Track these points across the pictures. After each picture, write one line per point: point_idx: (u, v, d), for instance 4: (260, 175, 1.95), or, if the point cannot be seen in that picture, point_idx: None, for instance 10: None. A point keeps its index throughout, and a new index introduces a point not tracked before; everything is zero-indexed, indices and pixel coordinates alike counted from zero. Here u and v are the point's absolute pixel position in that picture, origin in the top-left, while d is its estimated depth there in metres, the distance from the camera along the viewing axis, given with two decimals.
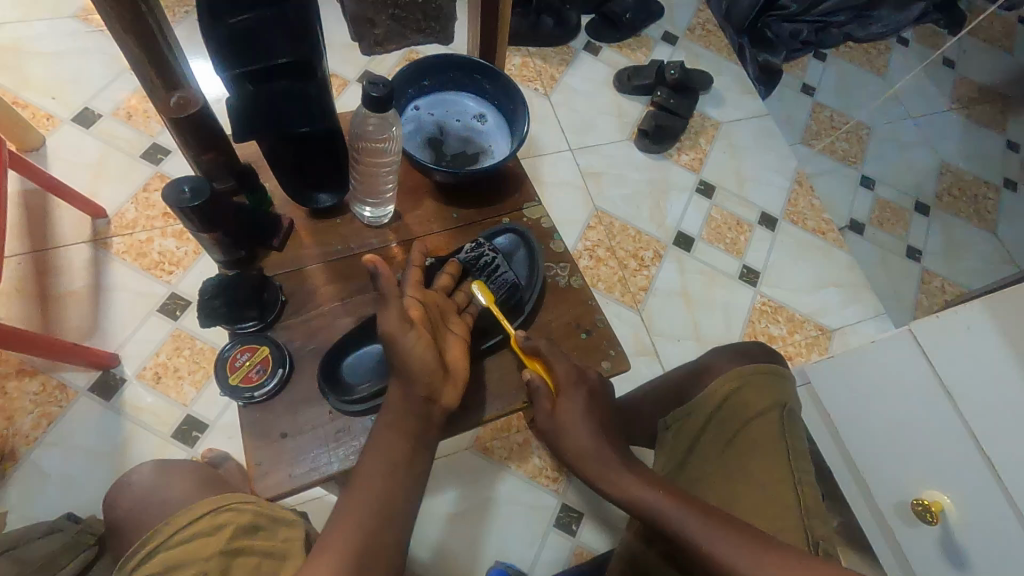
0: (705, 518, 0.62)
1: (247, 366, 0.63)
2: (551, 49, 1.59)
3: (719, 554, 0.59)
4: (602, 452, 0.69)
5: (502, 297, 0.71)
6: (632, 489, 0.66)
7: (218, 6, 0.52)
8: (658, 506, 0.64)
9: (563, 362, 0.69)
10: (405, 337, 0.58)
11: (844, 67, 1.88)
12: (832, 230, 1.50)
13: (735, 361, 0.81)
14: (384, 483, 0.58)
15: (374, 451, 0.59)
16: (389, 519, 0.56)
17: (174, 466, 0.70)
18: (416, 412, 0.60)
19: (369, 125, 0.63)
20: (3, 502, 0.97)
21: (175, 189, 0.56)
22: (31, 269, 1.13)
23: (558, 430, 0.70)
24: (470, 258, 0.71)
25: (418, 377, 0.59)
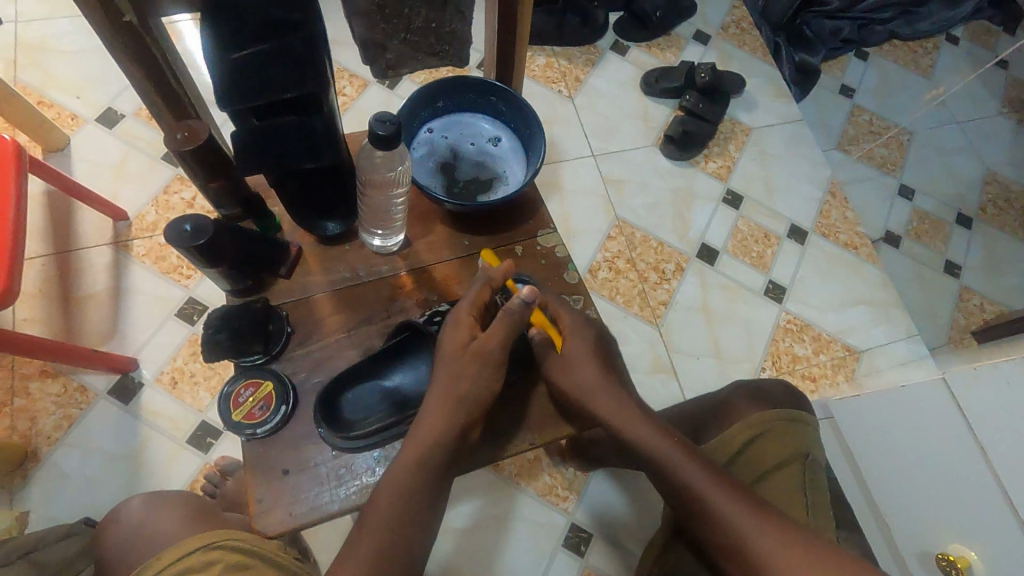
0: (729, 491, 0.63)
1: (251, 402, 0.62)
2: (577, 48, 1.54)
3: (733, 520, 0.61)
4: (608, 388, 0.68)
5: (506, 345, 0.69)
6: (654, 442, 0.66)
7: (224, 41, 0.51)
8: (675, 464, 0.65)
9: (578, 337, 0.70)
10: (469, 369, 0.61)
11: (886, 68, 1.79)
12: (865, 244, 1.44)
13: (759, 404, 0.78)
14: (399, 507, 0.57)
15: (390, 477, 0.59)
16: (388, 548, 0.56)
17: (162, 497, 0.71)
18: (446, 440, 0.60)
19: (376, 159, 0.61)
20: (25, 502, 0.99)
21: (176, 227, 0.54)
22: (55, 270, 1.15)
23: (564, 369, 0.68)
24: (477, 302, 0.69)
25: (463, 410, 0.60)
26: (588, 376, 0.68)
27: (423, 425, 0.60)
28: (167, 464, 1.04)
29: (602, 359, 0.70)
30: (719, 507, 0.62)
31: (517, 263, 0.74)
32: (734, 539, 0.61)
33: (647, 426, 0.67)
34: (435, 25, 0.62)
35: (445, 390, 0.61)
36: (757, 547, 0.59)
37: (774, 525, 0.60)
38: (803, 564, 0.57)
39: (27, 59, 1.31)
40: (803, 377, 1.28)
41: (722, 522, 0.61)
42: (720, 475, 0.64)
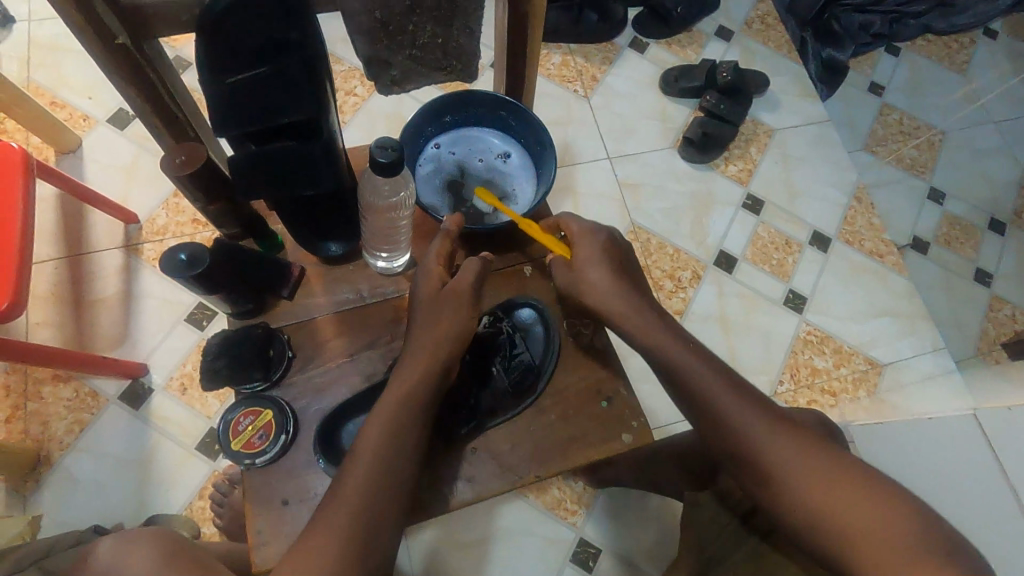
0: (749, 405, 0.62)
1: (250, 431, 0.60)
2: (594, 45, 1.49)
3: (749, 430, 0.60)
4: (623, 290, 0.66)
5: (513, 380, 0.65)
6: (663, 345, 0.65)
7: (219, 66, 0.49)
8: (695, 374, 0.64)
9: (588, 243, 0.67)
10: (441, 305, 0.61)
11: (918, 63, 1.71)
12: (891, 253, 1.38)
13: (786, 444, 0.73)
14: (383, 451, 0.55)
15: (373, 422, 0.57)
16: (372, 494, 0.53)
17: (132, 535, 0.65)
18: (429, 389, 0.59)
19: (380, 186, 0.59)
20: (38, 507, 1.00)
21: (171, 258, 0.53)
22: (67, 274, 1.15)
23: (576, 278, 0.67)
24: (487, 333, 0.67)
25: (437, 351, 0.60)
26: (600, 282, 0.65)
27: (404, 372, 0.59)
28: (176, 470, 1.05)
29: (619, 273, 0.67)
30: (739, 419, 0.61)
31: (526, 285, 0.71)
32: (751, 449, 0.60)
33: (664, 335, 0.66)
34: (442, 40, 0.60)
35: (425, 336, 0.61)
36: (774, 457, 0.59)
37: (790, 437, 0.60)
38: (821, 479, 0.56)
39: (39, 58, 1.30)
40: (822, 391, 1.24)
41: (742, 433, 0.61)
42: (737, 390, 0.63)
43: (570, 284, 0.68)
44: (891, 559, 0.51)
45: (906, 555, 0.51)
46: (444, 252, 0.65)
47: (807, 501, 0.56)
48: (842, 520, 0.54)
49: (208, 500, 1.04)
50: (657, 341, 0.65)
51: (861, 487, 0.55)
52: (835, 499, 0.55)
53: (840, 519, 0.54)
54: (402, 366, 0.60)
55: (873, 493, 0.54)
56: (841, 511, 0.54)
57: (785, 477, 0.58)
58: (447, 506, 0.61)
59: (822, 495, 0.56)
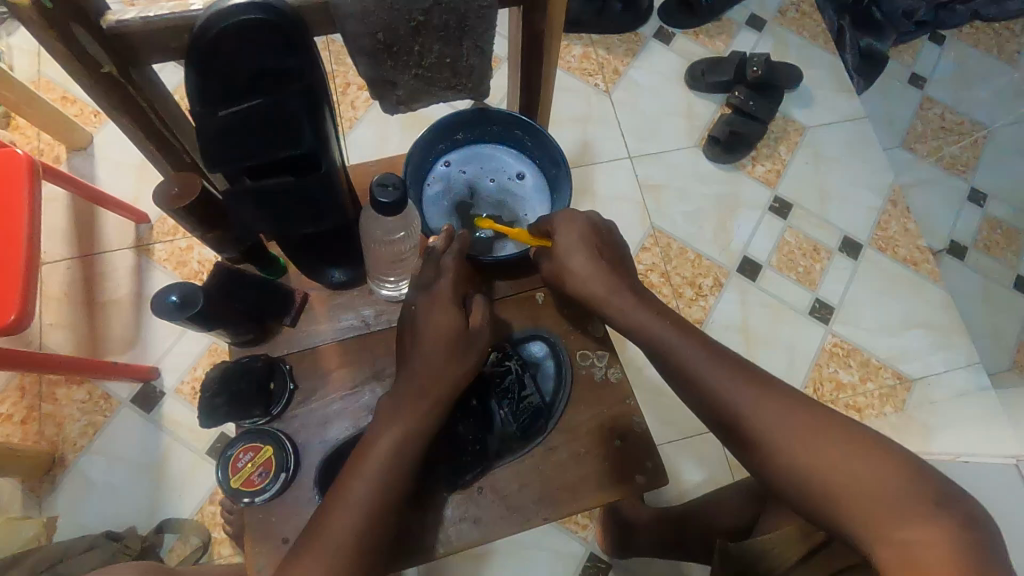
0: (732, 372, 0.59)
1: (250, 468, 0.58)
2: (617, 36, 1.42)
3: (742, 408, 0.57)
4: (607, 275, 0.62)
5: (521, 425, 0.62)
6: (647, 324, 0.62)
7: (210, 97, 0.46)
8: (675, 342, 0.61)
9: (569, 229, 0.63)
10: (444, 330, 0.57)
11: (965, 53, 1.61)
12: (926, 261, 1.31)
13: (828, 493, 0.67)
14: (381, 489, 0.52)
15: (370, 460, 0.53)
16: (367, 530, 0.51)
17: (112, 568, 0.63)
18: (433, 424, 0.55)
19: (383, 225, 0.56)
20: (53, 507, 1.02)
21: (162, 300, 0.51)
22: (79, 275, 1.14)
23: (558, 269, 0.64)
24: (493, 373, 0.63)
25: (438, 378, 0.56)
26: (583, 270, 0.62)
27: (405, 410, 0.54)
28: (188, 475, 1.05)
29: (615, 269, 0.65)
30: (722, 388, 0.58)
31: (539, 314, 0.68)
32: (748, 426, 0.57)
33: (644, 311, 0.62)
34: (451, 60, 0.55)
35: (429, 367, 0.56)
36: (760, 424, 0.57)
37: (778, 401, 0.57)
38: (809, 441, 0.54)
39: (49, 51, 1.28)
40: (847, 407, 1.19)
41: (728, 404, 0.58)
42: (723, 362, 0.60)
43: (554, 268, 0.64)
44: (886, 517, 0.50)
45: (900, 509, 0.49)
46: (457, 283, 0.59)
47: (807, 471, 0.54)
48: (834, 481, 0.52)
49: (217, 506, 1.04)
50: (642, 319, 0.62)
51: (851, 444, 0.53)
52: (823, 460, 0.53)
53: (832, 479, 0.52)
54: (403, 401, 0.55)
55: (862, 448, 0.53)
56: (833, 471, 0.53)
57: (784, 458, 0.55)
58: (452, 547, 0.59)
59: (821, 464, 0.53)
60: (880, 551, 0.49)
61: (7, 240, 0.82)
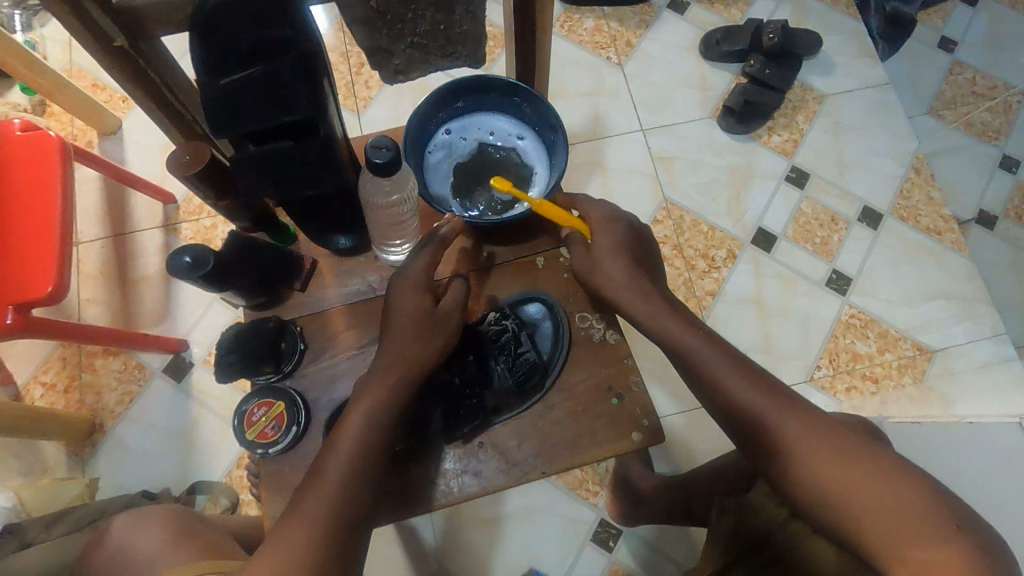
0: (751, 381, 0.60)
1: (263, 422, 0.62)
2: (630, 8, 1.40)
3: (761, 417, 0.58)
4: (638, 279, 0.64)
5: (518, 379, 0.64)
6: (671, 330, 0.63)
7: (217, 65, 0.49)
8: (696, 349, 0.62)
9: (605, 231, 0.66)
10: (410, 303, 0.60)
11: (999, 14, 1.54)
12: (951, 230, 1.28)
13: None
14: (356, 467, 0.54)
15: (343, 435, 0.55)
16: (343, 502, 0.53)
17: (145, 511, 0.69)
18: (404, 393, 0.58)
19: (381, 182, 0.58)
20: (95, 470, 1.09)
21: (176, 258, 0.54)
22: (112, 253, 1.21)
23: (593, 267, 0.65)
24: (492, 332, 0.65)
25: (405, 343, 0.59)
26: (621, 274, 0.64)
27: (372, 384, 0.57)
28: (217, 441, 1.11)
29: (640, 269, 0.66)
30: (740, 393, 0.59)
31: (538, 277, 0.69)
32: (765, 435, 0.58)
33: (670, 317, 0.64)
34: (444, 26, 0.57)
35: (399, 341, 0.59)
36: (779, 432, 0.57)
37: (796, 412, 0.58)
38: (825, 451, 0.55)
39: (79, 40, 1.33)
40: (863, 378, 1.18)
41: (746, 410, 0.59)
42: (746, 370, 0.61)
43: (587, 268, 0.66)
44: (902, 534, 0.49)
45: (917, 527, 0.49)
46: (432, 264, 0.63)
47: (824, 485, 0.54)
48: (849, 494, 0.53)
49: (245, 470, 1.10)
50: (666, 326, 0.63)
51: (867, 460, 0.54)
52: (840, 474, 0.53)
53: (844, 489, 0.53)
54: (370, 377, 0.58)
55: (878, 463, 0.53)
56: (848, 486, 0.53)
57: (801, 470, 0.55)
58: (455, 497, 0.62)
59: (837, 478, 0.53)
60: (891, 566, 0.50)
61: (40, 233, 0.87)
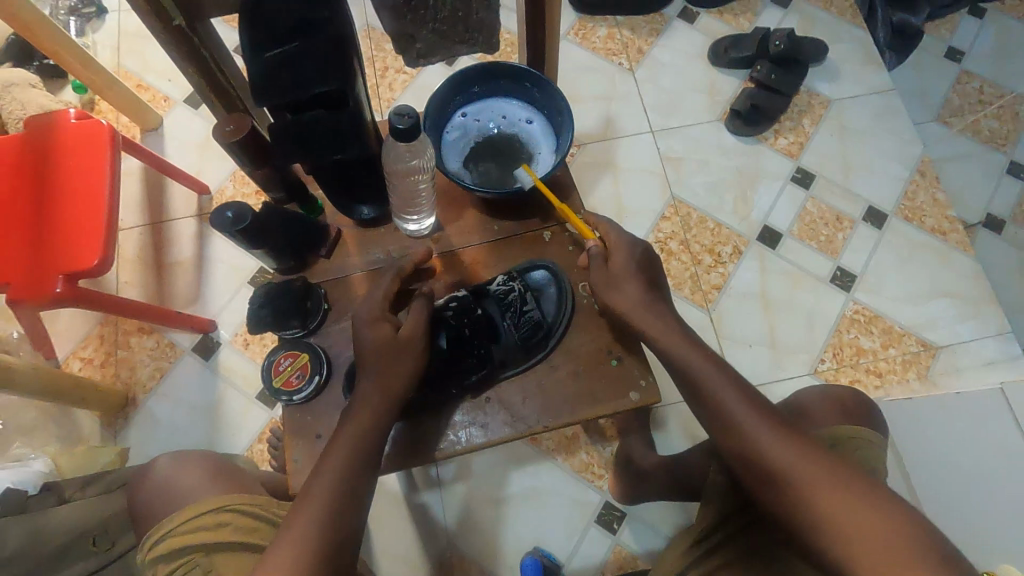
0: (755, 409, 0.62)
1: (289, 371, 0.67)
2: (642, 18, 1.47)
3: (761, 446, 0.60)
4: (654, 306, 0.68)
5: (523, 335, 0.69)
6: (683, 355, 0.66)
7: (259, 43, 0.56)
8: (703, 375, 0.65)
9: (623, 252, 0.70)
10: (376, 330, 0.63)
11: (1006, 26, 1.58)
12: (956, 230, 1.30)
13: (838, 415, 0.77)
14: (346, 478, 0.57)
15: (336, 447, 0.59)
16: (332, 522, 0.56)
17: (187, 457, 0.81)
18: (382, 415, 0.61)
19: (402, 149, 0.64)
20: (126, 440, 1.15)
21: (220, 215, 0.61)
22: (149, 239, 1.29)
23: (607, 287, 0.69)
24: (499, 292, 0.70)
25: (376, 367, 0.62)
26: (633, 298, 0.67)
27: (355, 410, 0.61)
28: (241, 416, 1.17)
29: (646, 282, 0.69)
30: (744, 423, 0.62)
31: (546, 249, 0.75)
32: (763, 462, 0.60)
33: (681, 342, 0.67)
34: (462, 13, 0.63)
35: (376, 368, 0.62)
36: (772, 460, 0.59)
37: (793, 441, 0.60)
38: (820, 481, 0.57)
39: (127, 45, 1.44)
40: (867, 372, 1.20)
41: (744, 434, 0.61)
42: (752, 400, 0.63)
43: (603, 284, 0.69)
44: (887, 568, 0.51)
45: (902, 561, 0.50)
46: (386, 299, 0.67)
47: (815, 515, 0.55)
48: (839, 523, 0.54)
49: (265, 444, 1.16)
50: (678, 352, 0.66)
51: (858, 494, 0.55)
52: (831, 504, 0.55)
53: (827, 517, 0.55)
54: (354, 402, 0.61)
55: (869, 498, 0.54)
56: (838, 516, 0.54)
57: (795, 496, 0.57)
58: (464, 446, 0.67)
59: (829, 508, 0.55)
60: None
61: (90, 211, 0.95)
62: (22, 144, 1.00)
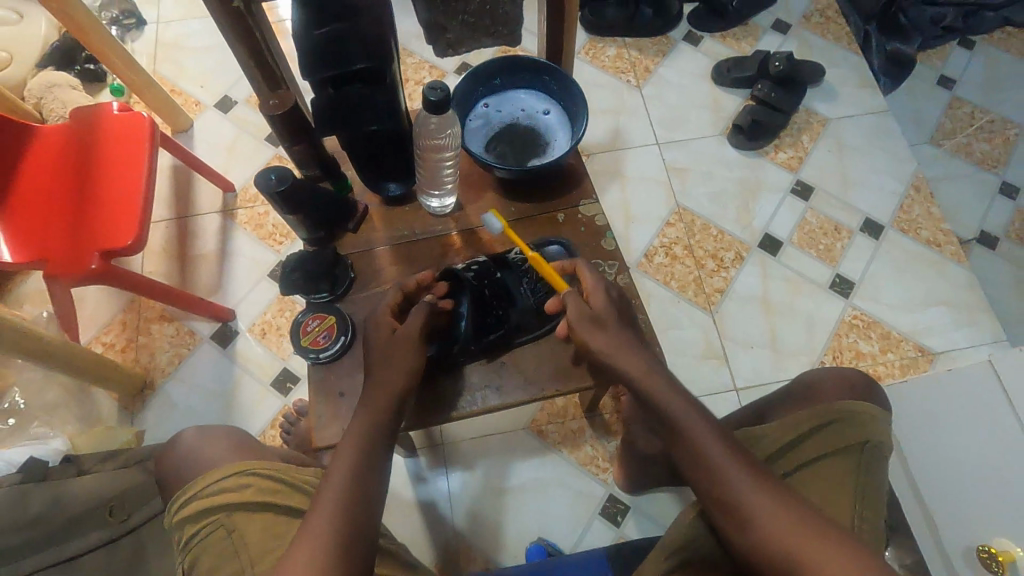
0: (729, 449, 0.61)
1: (316, 331, 0.72)
2: (649, 40, 1.56)
3: (737, 490, 0.58)
4: (630, 345, 0.67)
5: (538, 300, 0.73)
6: (661, 395, 0.64)
7: (310, 21, 0.61)
8: (681, 415, 0.63)
9: (602, 295, 0.70)
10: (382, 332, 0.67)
11: (995, 58, 1.66)
12: (950, 243, 1.35)
13: (845, 394, 0.79)
14: (353, 479, 0.58)
15: (341, 453, 0.61)
16: (349, 524, 0.56)
17: (211, 429, 0.82)
18: (388, 422, 0.63)
19: (431, 124, 0.69)
20: (142, 423, 1.18)
21: (265, 176, 0.66)
22: (175, 232, 1.34)
23: (591, 330, 0.67)
24: (516, 259, 0.75)
25: (391, 367, 0.65)
26: (609, 345, 0.66)
27: (366, 414, 0.63)
28: (255, 402, 1.20)
29: (624, 323, 0.70)
30: (721, 466, 0.60)
31: (560, 229, 0.80)
32: (738, 506, 0.58)
33: (661, 382, 0.65)
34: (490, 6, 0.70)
35: (381, 372, 0.65)
36: (749, 506, 0.58)
37: (772, 487, 0.59)
38: (797, 524, 0.56)
39: (164, 54, 1.53)
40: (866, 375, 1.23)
41: (720, 478, 0.59)
42: (728, 443, 0.62)
43: (584, 322, 0.67)
44: None
45: None
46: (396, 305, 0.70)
47: (789, 559, 0.55)
48: (815, 566, 0.53)
49: (278, 430, 1.18)
50: (654, 392, 0.65)
51: (833, 537, 0.55)
52: (807, 547, 0.54)
53: (798, 558, 0.54)
54: (367, 404, 0.64)
55: (844, 542, 0.54)
56: (813, 559, 0.54)
57: (771, 539, 0.56)
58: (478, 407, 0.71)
59: (804, 551, 0.54)
60: None
61: (127, 194, 1.01)
62: (68, 134, 1.06)
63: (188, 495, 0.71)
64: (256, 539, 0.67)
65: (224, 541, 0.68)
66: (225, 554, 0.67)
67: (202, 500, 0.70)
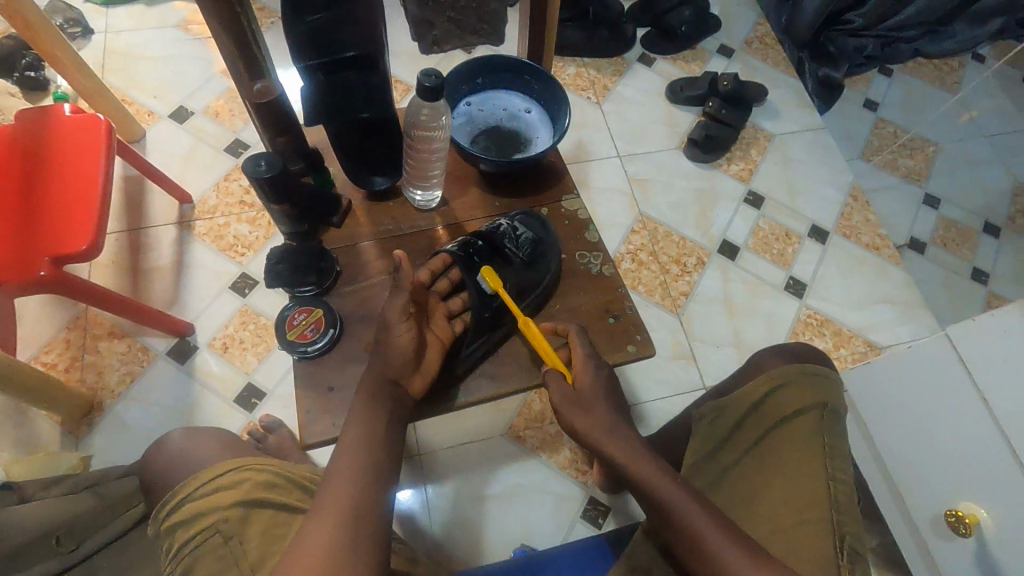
0: (726, 531, 0.60)
1: (303, 324, 0.70)
2: (605, 60, 1.64)
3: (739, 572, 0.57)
4: (618, 429, 0.67)
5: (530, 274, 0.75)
6: (652, 479, 0.63)
7: (299, 7, 0.63)
8: (675, 502, 0.62)
9: (590, 372, 0.70)
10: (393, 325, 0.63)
11: (912, 84, 1.84)
12: (888, 246, 1.46)
13: (783, 359, 0.82)
14: (364, 490, 0.56)
15: (343, 457, 0.58)
16: (355, 518, 0.53)
17: (198, 431, 0.78)
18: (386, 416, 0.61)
19: (423, 114, 0.70)
20: (90, 446, 1.09)
21: (253, 162, 0.64)
22: (125, 245, 1.27)
23: (580, 410, 0.68)
24: (494, 230, 0.75)
25: (394, 358, 0.63)
26: (600, 424, 0.67)
27: (369, 405, 0.61)
28: (217, 420, 1.13)
29: (614, 405, 0.69)
30: (722, 552, 0.58)
31: None
32: None
33: (651, 465, 0.65)
34: None
35: (381, 361, 0.63)
36: None
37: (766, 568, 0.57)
38: None
39: (114, 63, 1.47)
40: None
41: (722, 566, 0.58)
42: (723, 522, 0.60)
43: (574, 411, 0.68)
44: None
45: None
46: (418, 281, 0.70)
47: None
48: None
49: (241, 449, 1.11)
50: (646, 476, 0.64)
51: None
52: None
53: None
54: (376, 397, 0.62)
55: None
56: None
57: None
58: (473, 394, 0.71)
59: None
60: None
61: (79, 201, 0.95)
62: (11, 138, 1.00)
63: (174, 498, 0.66)
64: (256, 542, 0.63)
65: (222, 548, 0.63)
66: (225, 561, 0.62)
67: (193, 501, 0.65)
